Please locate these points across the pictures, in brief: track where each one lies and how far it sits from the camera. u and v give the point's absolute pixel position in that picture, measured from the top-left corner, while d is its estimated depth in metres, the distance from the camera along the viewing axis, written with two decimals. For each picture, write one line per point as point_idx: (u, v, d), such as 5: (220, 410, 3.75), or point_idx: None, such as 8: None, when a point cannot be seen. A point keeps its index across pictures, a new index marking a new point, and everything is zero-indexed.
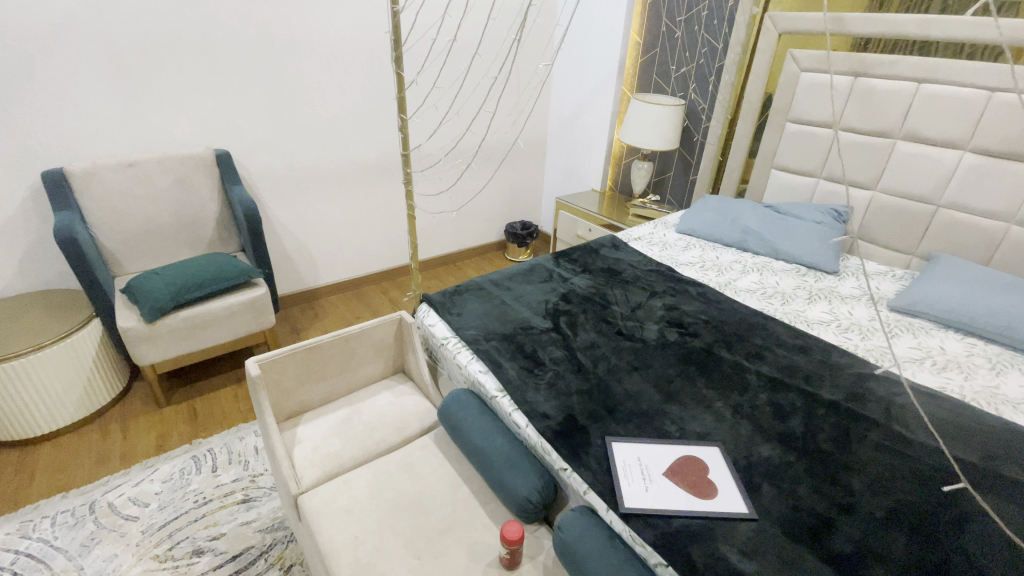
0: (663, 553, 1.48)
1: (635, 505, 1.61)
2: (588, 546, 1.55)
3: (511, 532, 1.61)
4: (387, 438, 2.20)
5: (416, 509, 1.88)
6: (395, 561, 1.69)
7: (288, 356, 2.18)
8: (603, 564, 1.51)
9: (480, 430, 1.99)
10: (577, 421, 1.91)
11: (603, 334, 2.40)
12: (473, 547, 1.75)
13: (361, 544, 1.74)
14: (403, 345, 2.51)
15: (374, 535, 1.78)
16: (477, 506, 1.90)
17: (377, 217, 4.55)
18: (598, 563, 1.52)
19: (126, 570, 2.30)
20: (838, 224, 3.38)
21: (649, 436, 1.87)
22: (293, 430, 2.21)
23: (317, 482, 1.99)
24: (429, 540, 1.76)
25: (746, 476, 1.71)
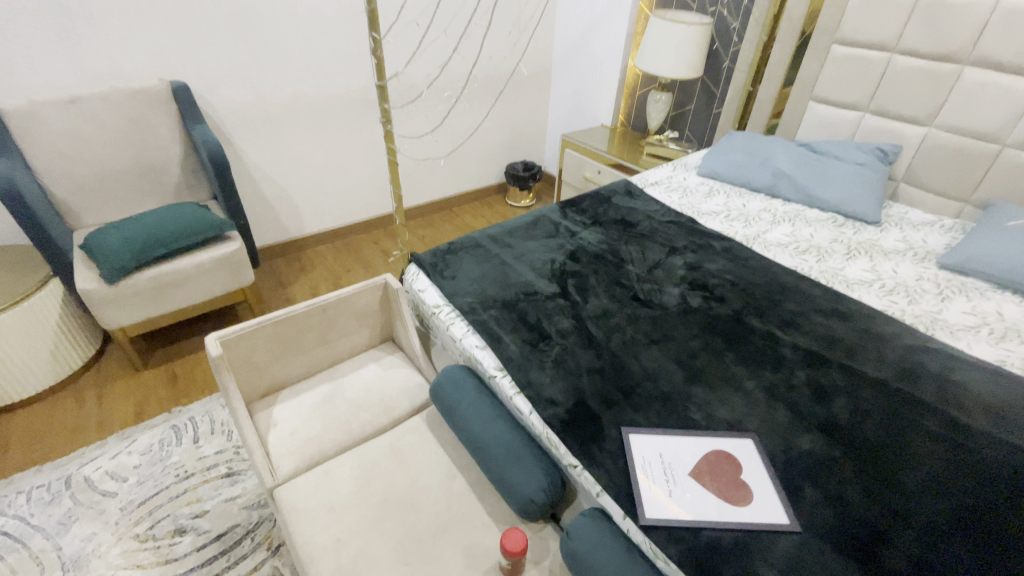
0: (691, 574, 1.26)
1: (656, 515, 1.38)
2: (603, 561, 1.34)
3: (511, 541, 1.42)
4: (374, 420, 1.97)
5: (406, 504, 1.68)
6: (383, 569, 1.50)
7: (256, 331, 1.90)
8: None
9: (477, 416, 1.75)
10: (589, 408, 1.65)
11: (617, 300, 2.09)
12: (469, 551, 1.56)
13: (344, 549, 1.55)
14: (390, 312, 2.23)
15: (359, 536, 1.58)
16: (475, 501, 1.70)
17: (364, 158, 4.12)
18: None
19: (105, 551, 2.15)
20: (882, 166, 2.97)
21: (672, 426, 1.62)
22: (268, 411, 1.97)
23: (296, 472, 1.78)
24: (421, 542, 1.57)
25: (785, 476, 1.48)
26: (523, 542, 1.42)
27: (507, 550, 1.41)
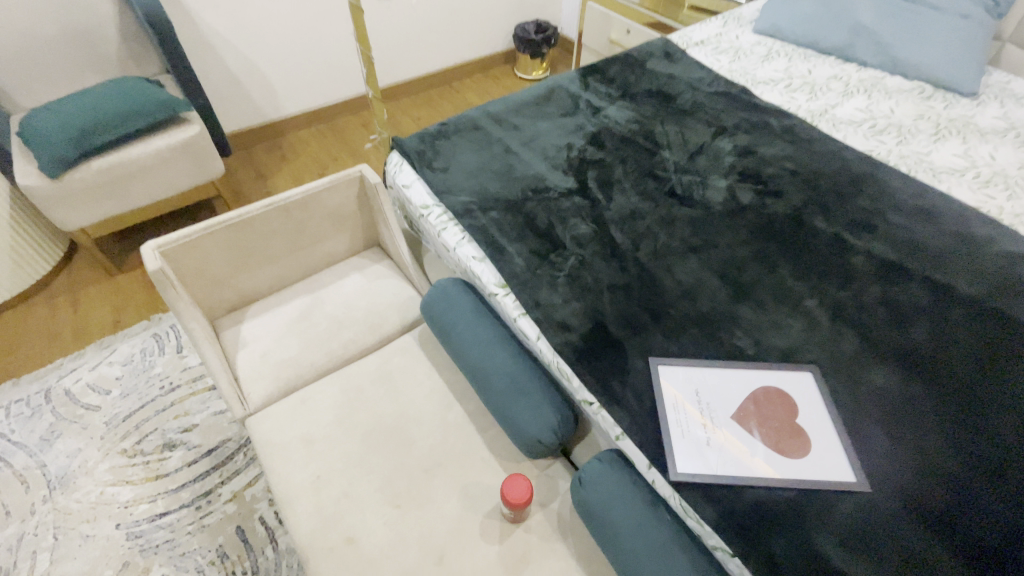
0: (729, 542, 1.03)
1: (692, 470, 1.11)
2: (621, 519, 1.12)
3: (514, 491, 1.21)
4: (355, 338, 1.67)
5: (394, 437, 1.45)
6: (369, 514, 1.31)
7: (205, 239, 1.56)
8: (643, 547, 1.09)
9: (475, 342, 1.44)
10: (610, 333, 1.33)
11: (650, 196, 1.68)
12: (467, 492, 1.35)
13: (325, 489, 1.35)
14: (371, 213, 1.84)
15: (341, 475, 1.38)
16: (474, 434, 1.46)
17: (343, 20, 3.42)
18: (636, 544, 1.10)
19: (93, 467, 2.06)
20: (993, 17, 2.28)
21: (713, 355, 1.30)
22: (235, 328, 1.70)
23: (269, 400, 1.55)
24: (411, 482, 1.37)
25: (852, 421, 1.19)
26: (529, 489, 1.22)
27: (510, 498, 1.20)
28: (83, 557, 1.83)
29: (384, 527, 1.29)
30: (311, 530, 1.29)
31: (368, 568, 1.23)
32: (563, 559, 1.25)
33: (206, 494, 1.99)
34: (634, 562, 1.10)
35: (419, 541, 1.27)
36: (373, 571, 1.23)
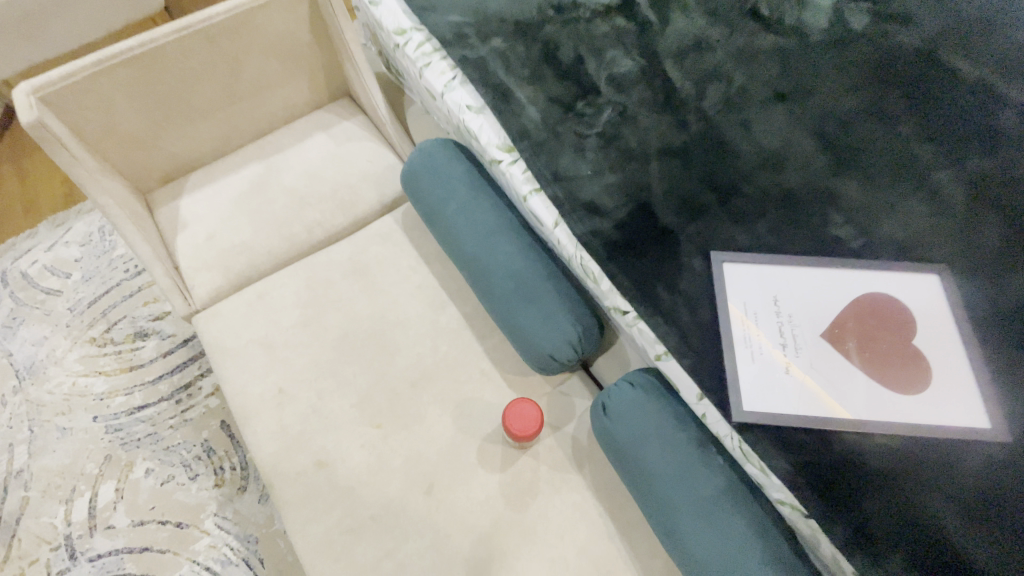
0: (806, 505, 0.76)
1: (764, 408, 0.80)
2: (655, 461, 0.87)
3: (519, 422, 0.95)
4: (322, 218, 1.32)
5: (372, 342, 1.13)
6: (341, 435, 1.05)
7: (98, 80, 1.11)
8: (688, 499, 0.84)
9: (470, 226, 1.07)
10: (657, 217, 0.95)
11: (721, 19, 1.17)
12: (462, 411, 1.07)
13: (287, 404, 1.08)
14: (335, 49, 1.37)
15: (307, 387, 1.10)
16: (472, 340, 1.14)
17: None
18: (677, 495, 0.85)
19: (62, 356, 1.89)
20: None
21: (800, 250, 0.93)
22: (173, 204, 1.35)
23: (219, 295, 1.25)
24: (394, 398, 1.08)
25: (996, 345, 0.85)
26: (540, 417, 0.96)
27: (514, 430, 0.95)
28: (62, 450, 1.72)
29: (361, 451, 1.04)
30: (273, 452, 1.04)
31: (343, 497, 1.00)
32: (582, 494, 1.00)
33: (186, 387, 1.81)
34: (672, 516, 0.85)
35: (404, 468, 1.03)
36: (349, 502, 1.00)
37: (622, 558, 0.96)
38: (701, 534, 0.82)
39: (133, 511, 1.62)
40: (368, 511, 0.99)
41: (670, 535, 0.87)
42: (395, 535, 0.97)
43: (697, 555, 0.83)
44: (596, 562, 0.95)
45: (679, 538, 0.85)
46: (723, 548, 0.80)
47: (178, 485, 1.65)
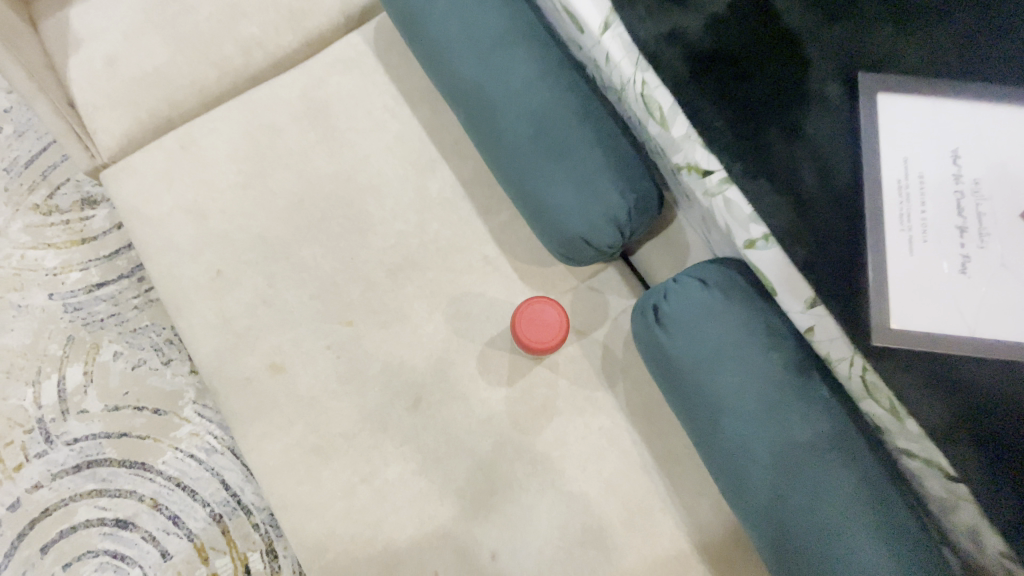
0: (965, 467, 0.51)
1: (925, 325, 0.51)
2: (729, 389, 0.59)
3: (533, 332, 0.70)
4: (263, 37, 0.94)
5: (336, 213, 0.83)
6: (298, 334, 0.79)
7: None
8: (771, 444, 0.59)
9: (469, 37, 0.70)
10: (776, 15, 0.58)
11: None
12: (459, 308, 0.79)
13: (228, 291, 0.81)
14: None
15: (251, 270, 0.82)
16: (473, 211, 0.82)
17: None
18: (756, 439, 0.59)
19: None
20: None
21: (1010, 70, 0.55)
22: (58, 12, 0.95)
23: (137, 145, 0.94)
24: (367, 287, 0.80)
25: None
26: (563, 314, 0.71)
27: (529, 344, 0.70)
28: (21, 330, 1.46)
29: (326, 355, 0.78)
30: (213, 351, 0.80)
31: (304, 411, 0.77)
32: (615, 419, 0.76)
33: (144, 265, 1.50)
34: (744, 464, 0.60)
35: (383, 377, 0.78)
36: (313, 416, 0.77)
37: (664, 497, 0.74)
38: (784, 490, 0.58)
39: (106, 396, 1.42)
40: (337, 429, 0.76)
41: (732, 485, 0.63)
42: (373, 457, 0.76)
43: (772, 515, 0.60)
44: (629, 501, 0.73)
45: (748, 492, 0.61)
46: (814, 512, 0.57)
47: (151, 370, 1.44)
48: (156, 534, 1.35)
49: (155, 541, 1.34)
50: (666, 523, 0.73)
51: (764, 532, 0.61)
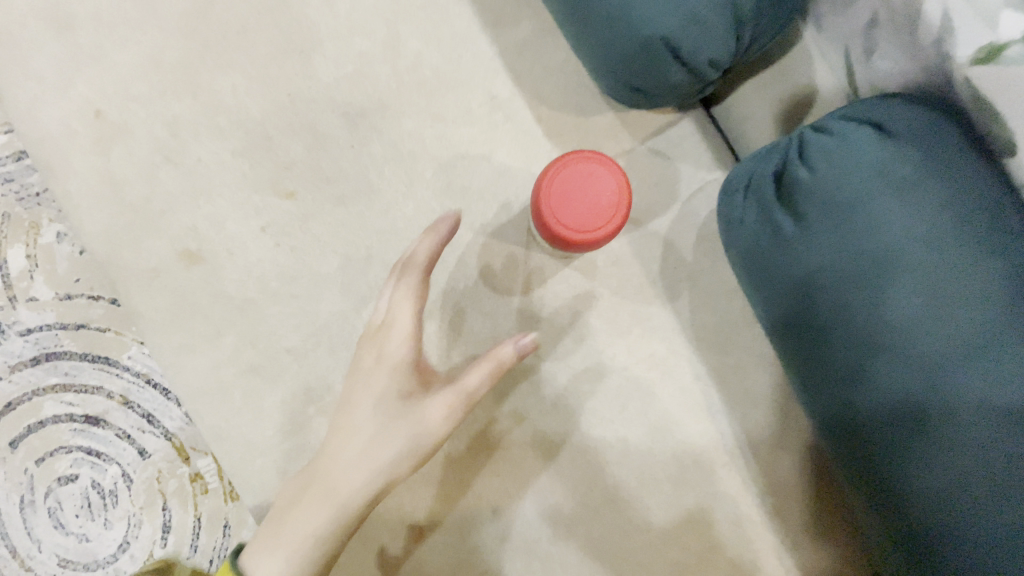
0: None
1: None
2: (868, 310, 0.36)
3: (565, 215, 0.39)
4: None
5: (263, 23, 0.54)
6: (220, 209, 0.54)
7: None
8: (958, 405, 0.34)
9: None
10: None
11: None
12: (451, 176, 0.53)
13: (118, 143, 0.56)
14: None
15: (146, 112, 0.56)
16: (475, 22, 0.53)
17: None
18: (931, 394, 0.34)
19: None
20: None
21: None
22: None
23: None
24: (316, 141, 0.53)
25: None
26: (622, 172, 0.39)
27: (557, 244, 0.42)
28: None
29: (260, 240, 0.54)
30: (102, 229, 0.56)
31: (235, 318, 0.55)
32: (672, 345, 0.53)
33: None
34: (894, 431, 0.36)
35: (343, 275, 0.54)
36: (248, 326, 0.55)
37: (734, 453, 0.53)
38: (968, 483, 0.34)
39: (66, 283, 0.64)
40: (282, 344, 0.54)
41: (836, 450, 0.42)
42: (333, 384, 0.54)
43: (930, 518, 0.36)
44: (685, 455, 0.53)
45: (892, 478, 0.37)
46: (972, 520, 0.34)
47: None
48: (34, 424, 0.60)
49: (122, 439, 0.60)
50: (732, 485, 0.53)
51: (907, 542, 0.38)
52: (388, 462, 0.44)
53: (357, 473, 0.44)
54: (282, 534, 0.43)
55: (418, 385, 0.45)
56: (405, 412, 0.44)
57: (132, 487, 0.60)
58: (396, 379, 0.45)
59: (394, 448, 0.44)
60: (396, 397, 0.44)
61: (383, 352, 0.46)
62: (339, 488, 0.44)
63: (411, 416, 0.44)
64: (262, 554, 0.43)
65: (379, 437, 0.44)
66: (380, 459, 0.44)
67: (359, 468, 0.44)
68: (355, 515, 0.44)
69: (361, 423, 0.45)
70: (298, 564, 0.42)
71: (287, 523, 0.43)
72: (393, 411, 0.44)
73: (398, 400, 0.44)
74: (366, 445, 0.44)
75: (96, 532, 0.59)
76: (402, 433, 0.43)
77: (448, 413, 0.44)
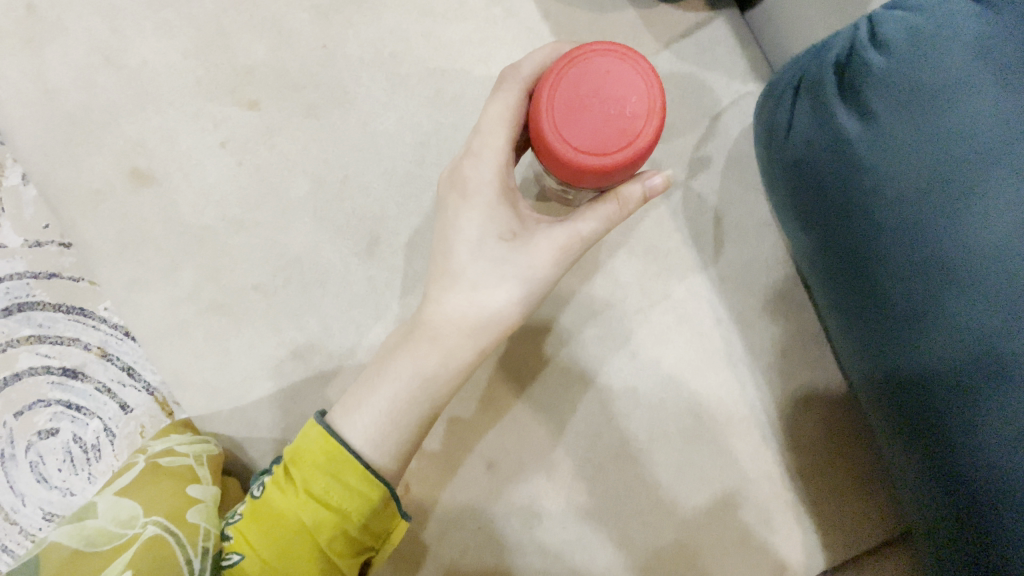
0: None
1: None
2: (934, 221, 0.30)
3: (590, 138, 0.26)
4: None
5: None
6: (173, 119, 0.47)
7: None
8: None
9: None
10: None
11: None
12: (441, 84, 0.46)
13: (49, 42, 0.48)
14: None
15: (84, 4, 0.47)
16: None
17: None
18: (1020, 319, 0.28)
19: None
20: None
21: None
22: None
23: None
24: (284, 38, 0.46)
25: None
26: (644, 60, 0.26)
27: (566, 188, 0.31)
28: None
29: (219, 157, 0.47)
30: (36, 144, 0.48)
31: (192, 249, 0.48)
32: (691, 285, 0.48)
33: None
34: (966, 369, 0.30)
35: (315, 200, 0.47)
36: (209, 258, 0.48)
37: (755, 402, 0.49)
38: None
39: None
40: (248, 279, 0.48)
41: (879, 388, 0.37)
42: (307, 325, 0.48)
43: (1007, 476, 0.30)
44: (702, 405, 0.49)
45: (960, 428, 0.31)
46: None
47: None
48: (6, 374, 0.48)
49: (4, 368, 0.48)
50: (752, 439, 0.49)
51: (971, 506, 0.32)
52: (491, 319, 0.37)
53: (455, 327, 0.38)
54: (376, 390, 0.38)
55: (522, 224, 0.36)
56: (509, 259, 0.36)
57: (117, 442, 0.48)
58: (495, 218, 0.35)
59: (502, 296, 0.36)
60: (497, 243, 0.36)
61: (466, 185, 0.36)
62: (442, 346, 0.38)
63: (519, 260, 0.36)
64: (350, 419, 0.38)
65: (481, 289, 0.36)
66: (487, 307, 0.37)
67: (463, 320, 0.37)
68: (448, 382, 0.39)
69: (461, 269, 0.36)
70: (388, 433, 0.38)
71: (379, 386, 0.38)
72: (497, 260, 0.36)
73: (500, 246, 0.36)
74: (469, 294, 0.37)
75: (81, 489, 0.47)
76: (513, 279, 0.35)
77: (564, 254, 0.35)
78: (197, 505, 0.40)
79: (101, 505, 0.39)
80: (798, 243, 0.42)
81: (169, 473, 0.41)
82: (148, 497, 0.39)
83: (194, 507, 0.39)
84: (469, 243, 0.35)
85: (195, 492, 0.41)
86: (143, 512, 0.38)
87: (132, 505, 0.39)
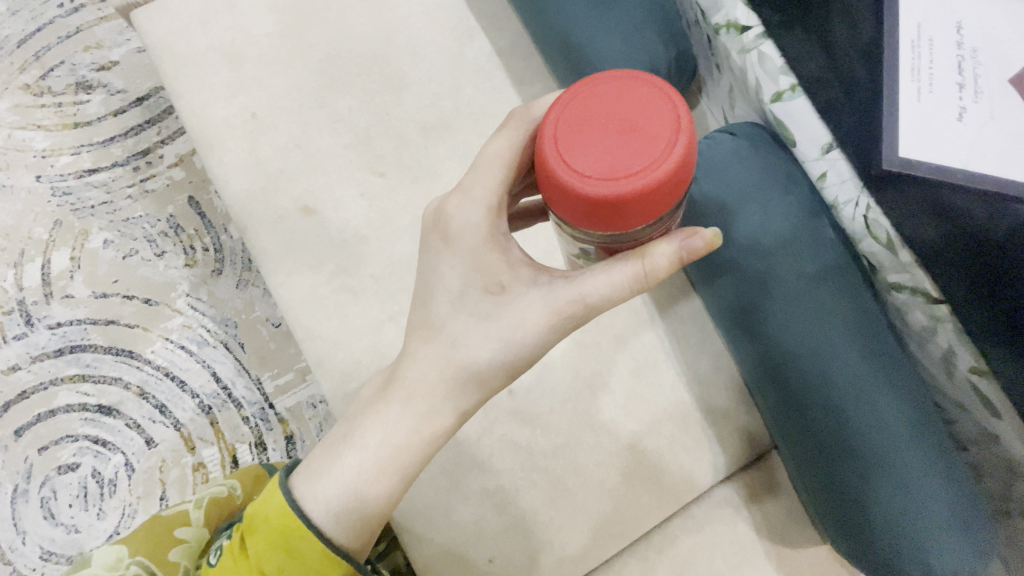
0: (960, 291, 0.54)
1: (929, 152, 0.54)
2: (739, 230, 0.66)
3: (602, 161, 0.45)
4: None
5: (372, 70, 0.85)
6: (334, 180, 0.81)
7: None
8: (839, 346, 0.63)
9: None
10: None
11: None
12: None
13: (264, 133, 0.83)
14: None
15: (288, 116, 0.83)
16: (508, 80, 0.86)
17: None
18: (777, 265, 0.65)
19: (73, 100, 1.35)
20: None
21: None
22: None
23: None
24: (402, 141, 0.83)
25: None
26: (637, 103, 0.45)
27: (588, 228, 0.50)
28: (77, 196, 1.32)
29: (358, 201, 0.80)
30: (244, 188, 0.81)
31: (335, 252, 0.79)
32: None
33: (177, 164, 1.32)
34: (834, 413, 0.63)
35: (413, 228, 0.80)
36: (344, 257, 0.79)
37: (672, 356, 0.80)
38: (820, 342, 0.63)
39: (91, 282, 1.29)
40: (368, 270, 0.79)
41: (740, 322, 0.70)
42: (402, 299, 0.78)
43: (792, 337, 0.65)
44: (639, 357, 0.80)
45: (852, 462, 0.63)
46: (802, 334, 0.64)
47: (143, 262, 1.29)
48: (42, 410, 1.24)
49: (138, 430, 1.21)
50: (671, 380, 0.80)
51: (858, 496, 0.63)
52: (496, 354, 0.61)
53: (469, 360, 0.61)
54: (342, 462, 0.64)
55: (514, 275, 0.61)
56: (498, 309, 0.60)
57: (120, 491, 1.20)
58: (493, 281, 0.60)
59: (489, 351, 0.60)
60: (487, 295, 0.60)
61: (449, 228, 0.61)
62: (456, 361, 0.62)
63: (506, 318, 0.60)
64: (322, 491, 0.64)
65: (462, 341, 0.62)
66: (480, 355, 0.61)
67: (459, 360, 0.62)
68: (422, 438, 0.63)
69: (445, 325, 0.62)
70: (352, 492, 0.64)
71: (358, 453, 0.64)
72: (487, 311, 0.60)
73: (491, 299, 0.60)
74: (459, 343, 0.62)
75: (82, 525, 1.19)
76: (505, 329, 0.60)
77: (561, 313, 0.58)
78: (181, 546, 0.77)
79: (102, 552, 0.76)
80: (693, 273, 0.76)
81: (161, 529, 0.78)
82: (137, 547, 0.76)
83: (177, 551, 0.76)
84: (456, 294, 0.61)
85: (182, 538, 0.77)
86: (128, 557, 0.75)
87: (119, 552, 0.76)
